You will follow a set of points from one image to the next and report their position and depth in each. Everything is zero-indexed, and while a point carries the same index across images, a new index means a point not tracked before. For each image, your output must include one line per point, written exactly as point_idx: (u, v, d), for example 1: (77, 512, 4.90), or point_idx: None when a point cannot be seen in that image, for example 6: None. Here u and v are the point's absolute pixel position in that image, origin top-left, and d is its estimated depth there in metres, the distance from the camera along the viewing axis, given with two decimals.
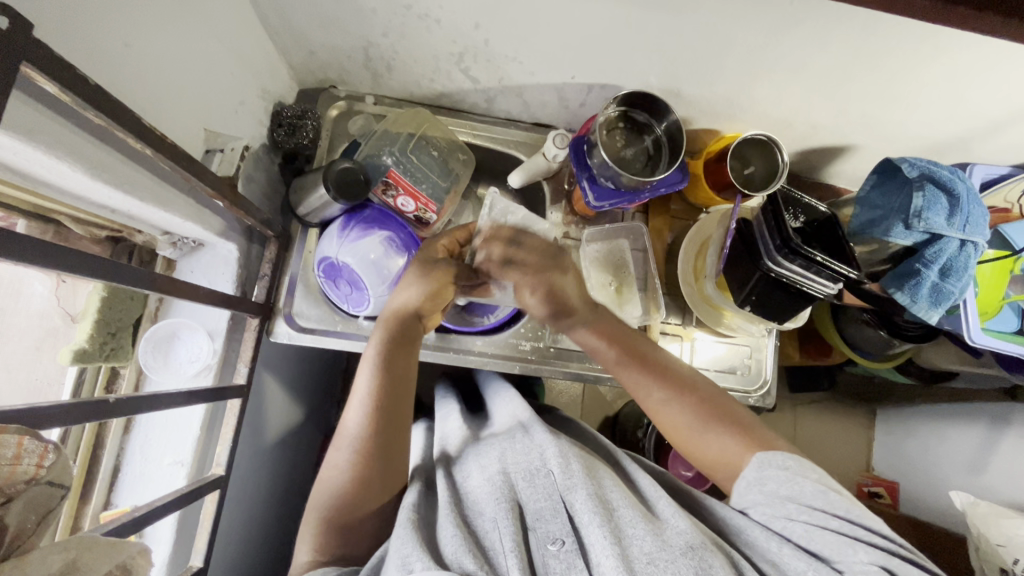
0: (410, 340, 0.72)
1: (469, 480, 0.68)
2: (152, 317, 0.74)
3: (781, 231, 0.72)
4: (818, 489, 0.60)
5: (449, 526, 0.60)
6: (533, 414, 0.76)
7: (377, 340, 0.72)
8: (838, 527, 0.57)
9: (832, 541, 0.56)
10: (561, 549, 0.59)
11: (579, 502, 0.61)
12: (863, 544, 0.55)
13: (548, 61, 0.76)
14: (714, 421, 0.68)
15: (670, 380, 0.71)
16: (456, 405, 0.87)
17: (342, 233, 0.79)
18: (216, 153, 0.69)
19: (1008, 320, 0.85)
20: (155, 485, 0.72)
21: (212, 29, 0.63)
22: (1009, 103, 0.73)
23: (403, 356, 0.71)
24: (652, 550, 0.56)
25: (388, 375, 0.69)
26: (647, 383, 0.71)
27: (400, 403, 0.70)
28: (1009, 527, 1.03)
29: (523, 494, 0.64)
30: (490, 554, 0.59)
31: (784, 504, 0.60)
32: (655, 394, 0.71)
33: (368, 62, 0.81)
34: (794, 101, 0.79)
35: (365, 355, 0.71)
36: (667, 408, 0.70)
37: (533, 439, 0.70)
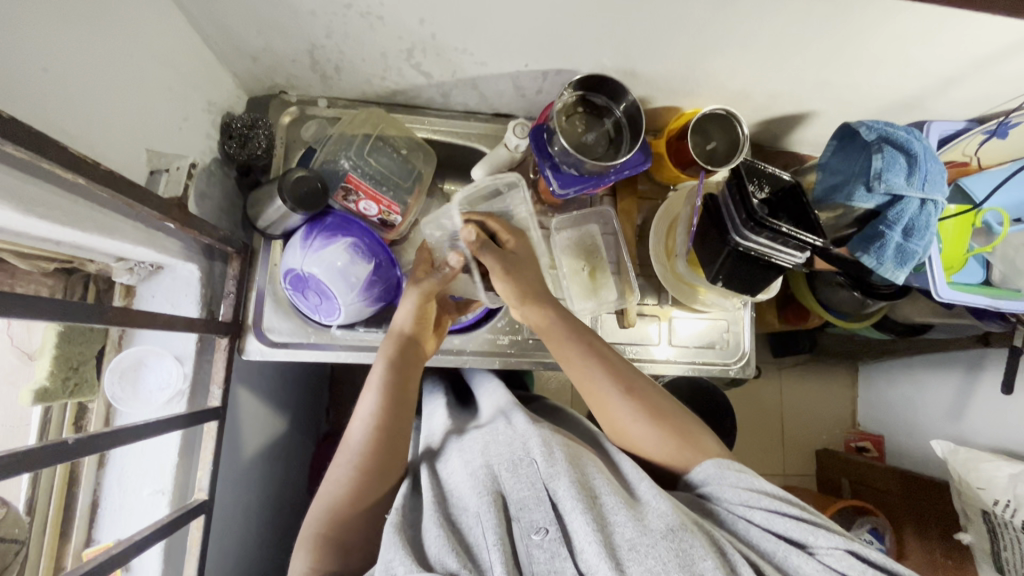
0: (413, 366, 0.76)
1: (453, 475, 0.67)
2: (116, 347, 0.71)
3: (745, 204, 0.72)
4: (768, 483, 0.65)
5: (432, 526, 0.59)
6: (512, 401, 0.78)
7: (381, 364, 0.74)
8: (796, 514, 0.61)
9: (796, 527, 0.60)
10: (544, 538, 0.58)
11: (562, 489, 0.60)
12: (823, 530, 0.59)
13: (498, 50, 0.74)
14: (658, 412, 0.71)
15: (621, 379, 0.72)
16: (441, 401, 0.86)
17: (306, 243, 0.77)
18: (161, 173, 0.65)
19: (975, 271, 0.90)
20: (137, 517, 0.70)
21: (141, 45, 0.60)
22: (961, 57, 0.73)
23: (404, 371, 0.74)
24: (633, 536, 0.56)
25: (393, 396, 0.72)
26: (597, 379, 0.72)
27: (399, 415, 0.71)
28: (987, 470, 1.06)
29: (507, 485, 0.63)
30: (474, 551, 0.58)
31: (745, 493, 0.63)
32: (612, 391, 0.72)
33: (315, 65, 0.78)
34: (750, 72, 0.78)
35: (371, 378, 0.73)
36: (621, 409, 0.72)
37: (517, 430, 0.70)
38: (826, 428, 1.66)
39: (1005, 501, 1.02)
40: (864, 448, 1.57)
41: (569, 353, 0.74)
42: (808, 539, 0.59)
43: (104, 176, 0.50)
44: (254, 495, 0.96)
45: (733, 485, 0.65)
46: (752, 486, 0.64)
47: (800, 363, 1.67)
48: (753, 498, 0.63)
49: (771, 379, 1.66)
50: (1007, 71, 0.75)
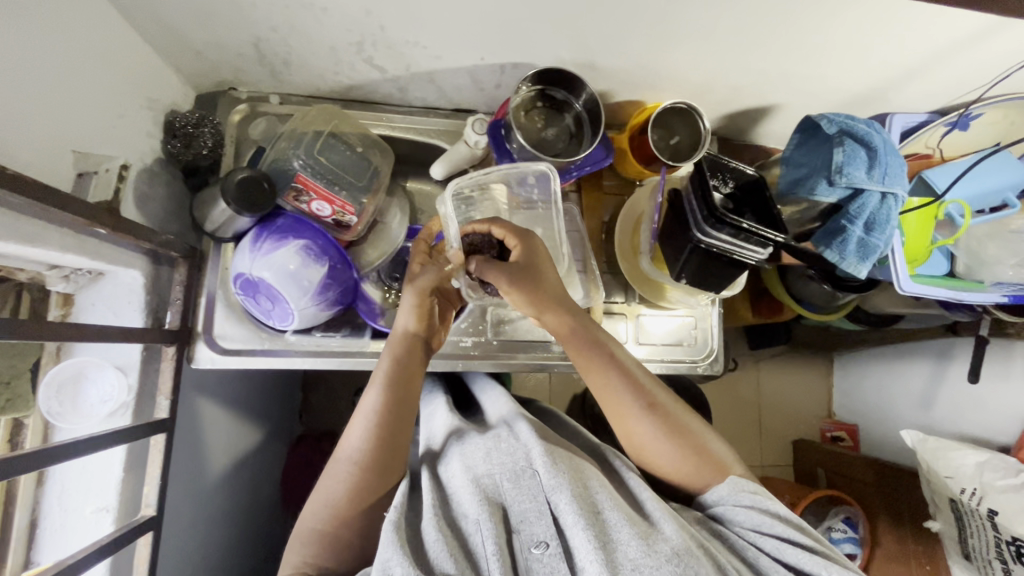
0: (419, 365, 0.73)
1: (454, 478, 0.66)
2: (53, 358, 0.68)
3: (706, 200, 0.71)
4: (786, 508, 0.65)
5: (432, 530, 0.58)
6: (516, 409, 0.77)
7: (386, 362, 0.71)
8: (809, 545, 0.61)
9: (808, 558, 0.59)
10: (545, 553, 0.58)
11: (563, 504, 0.60)
12: (836, 565, 0.58)
13: (453, 43, 0.72)
14: (680, 430, 0.69)
15: (646, 394, 0.70)
16: (441, 401, 0.84)
17: (254, 246, 0.74)
18: (92, 175, 0.61)
19: (939, 263, 0.91)
20: (81, 536, 0.67)
21: (64, 38, 0.57)
22: (921, 48, 0.72)
23: (411, 376, 0.71)
24: (636, 556, 0.56)
25: (400, 397, 0.69)
26: (617, 389, 0.70)
27: (403, 421, 0.69)
28: (955, 458, 1.07)
29: (509, 496, 0.62)
30: (474, 557, 0.58)
31: (759, 518, 0.63)
32: (633, 405, 0.69)
33: (263, 60, 0.75)
34: (711, 64, 0.77)
35: (375, 375, 0.70)
36: (642, 426, 0.69)
37: (520, 439, 0.68)
38: (802, 419, 1.67)
39: (972, 489, 1.04)
40: (839, 438, 1.59)
41: (592, 363, 0.70)
42: (819, 571, 0.58)
43: (16, 181, 0.47)
44: (216, 506, 0.93)
45: (745, 508, 0.65)
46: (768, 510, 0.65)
47: (776, 355, 1.68)
48: (765, 523, 0.63)
49: (748, 371, 1.67)
50: (966, 62, 0.75)
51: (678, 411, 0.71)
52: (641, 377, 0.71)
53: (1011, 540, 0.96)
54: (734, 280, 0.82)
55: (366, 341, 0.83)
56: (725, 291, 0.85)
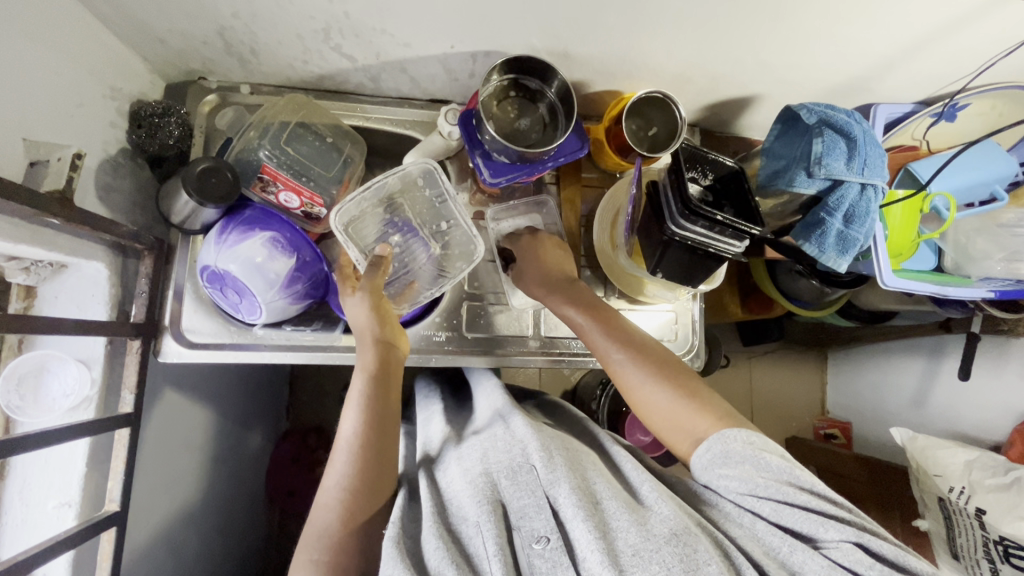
0: (392, 377, 0.71)
1: (453, 483, 0.65)
2: (14, 350, 0.67)
3: (681, 192, 0.69)
4: (782, 462, 0.60)
5: (432, 539, 0.57)
6: (509, 403, 0.78)
7: (359, 381, 0.69)
8: (806, 502, 0.58)
9: (805, 521, 0.57)
10: (546, 547, 0.56)
11: (562, 497, 0.59)
12: (834, 521, 0.56)
13: (420, 31, 0.70)
14: (671, 380, 0.68)
15: (634, 346, 0.71)
16: (438, 407, 0.86)
17: (220, 238, 0.72)
18: (44, 165, 0.59)
19: (927, 257, 0.90)
20: (43, 531, 0.66)
21: (14, 23, 0.55)
22: (902, 35, 0.70)
23: (388, 387, 0.70)
24: (636, 541, 0.55)
25: (375, 412, 0.67)
26: (607, 343, 0.72)
27: (387, 435, 0.67)
28: (944, 457, 1.07)
29: (507, 493, 0.62)
30: (474, 561, 0.56)
31: (752, 480, 0.59)
32: (613, 352, 0.71)
33: (229, 48, 0.74)
34: (687, 53, 0.75)
35: (350, 395, 0.68)
36: (630, 375, 0.70)
37: (515, 434, 0.69)
38: (795, 416, 1.66)
39: (960, 487, 1.03)
40: (832, 434, 1.55)
41: (588, 327, 0.74)
42: (819, 532, 0.56)
43: None
44: (193, 502, 0.92)
45: (740, 471, 0.60)
46: (763, 468, 0.59)
47: (768, 351, 1.66)
48: (761, 489, 0.59)
49: (740, 368, 1.65)
50: (951, 49, 0.73)
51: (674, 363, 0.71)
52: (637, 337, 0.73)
53: (997, 539, 0.94)
54: (710, 275, 0.80)
55: (337, 336, 0.82)
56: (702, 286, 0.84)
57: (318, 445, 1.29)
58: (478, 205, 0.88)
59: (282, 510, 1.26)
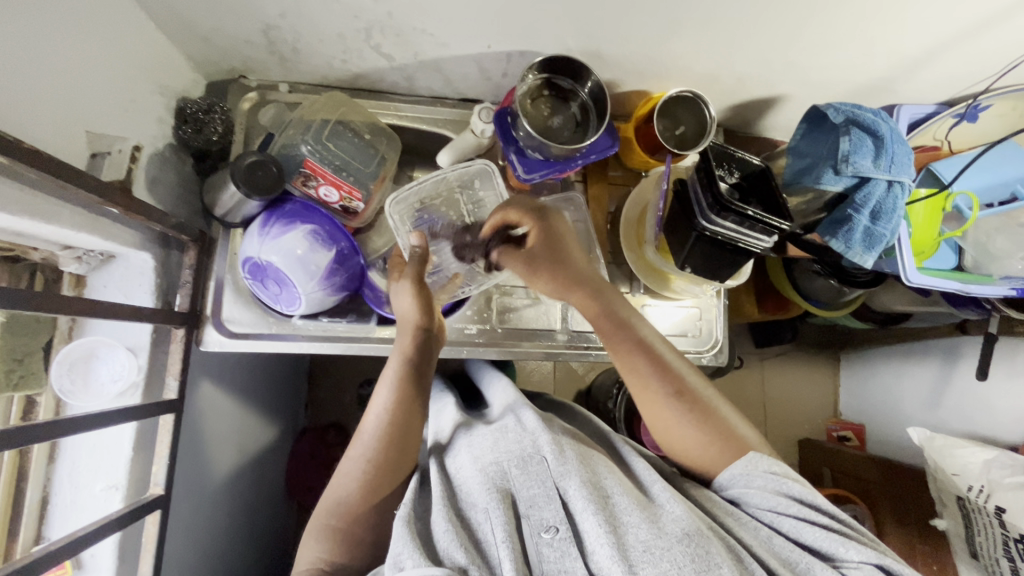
0: (424, 364, 0.74)
1: (461, 470, 0.67)
2: (65, 338, 0.69)
3: (712, 187, 0.71)
4: (805, 488, 0.64)
5: (442, 521, 0.58)
6: (521, 398, 0.78)
7: (394, 363, 0.72)
8: (828, 524, 0.61)
9: (824, 538, 0.59)
10: (555, 537, 0.58)
11: (572, 489, 0.60)
12: (855, 543, 0.58)
13: (459, 31, 0.72)
14: (706, 414, 0.69)
15: (669, 376, 0.70)
16: (451, 398, 0.86)
17: (263, 230, 0.75)
18: (104, 156, 0.63)
19: (947, 255, 0.90)
20: (88, 513, 0.69)
21: (81, 21, 0.58)
22: (929, 37, 0.72)
23: (420, 375, 0.73)
24: (647, 538, 0.56)
25: (406, 394, 0.71)
26: (644, 371, 0.70)
27: (414, 419, 0.71)
28: (962, 455, 1.06)
29: (516, 483, 0.62)
30: (483, 547, 0.57)
31: (774, 498, 0.63)
32: (664, 393, 0.69)
33: (272, 47, 0.76)
34: (717, 54, 0.77)
35: (384, 376, 0.72)
36: (670, 411, 0.69)
37: (526, 427, 0.69)
38: (807, 418, 1.66)
39: (978, 486, 1.02)
40: (845, 437, 1.55)
41: (621, 349, 0.72)
42: (836, 550, 0.58)
43: (32, 155, 0.48)
44: (223, 491, 0.94)
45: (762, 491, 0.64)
46: (786, 492, 0.63)
47: (781, 352, 1.67)
48: (785, 505, 0.62)
49: (753, 369, 1.66)
50: (974, 50, 0.75)
51: (703, 392, 0.71)
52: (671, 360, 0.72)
53: (1018, 537, 0.93)
54: (737, 270, 0.82)
55: (372, 327, 0.84)
56: (729, 282, 0.86)
57: (337, 441, 1.31)
58: None
59: (300, 504, 1.28)
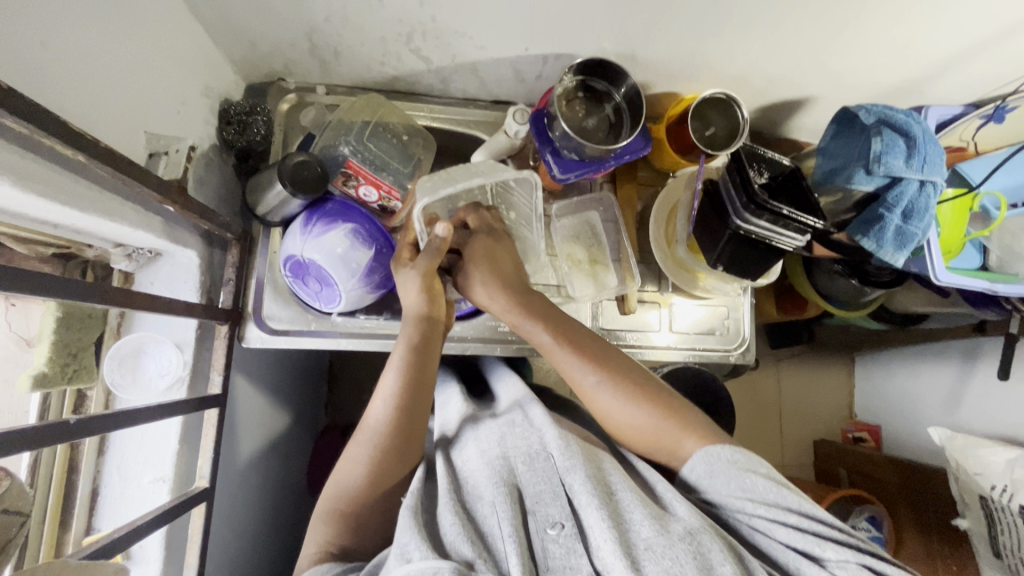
0: (431, 350, 0.73)
1: (468, 462, 0.67)
2: (114, 334, 0.71)
3: (746, 187, 0.72)
4: (771, 483, 0.61)
5: (449, 514, 0.59)
6: (529, 393, 0.78)
7: (400, 348, 0.72)
8: (799, 522, 0.58)
9: (798, 539, 0.57)
10: (561, 533, 0.59)
11: (577, 484, 0.61)
12: (831, 541, 0.56)
13: (499, 34, 0.74)
14: (646, 401, 0.70)
15: (601, 369, 0.71)
16: (456, 389, 0.86)
17: (305, 229, 0.76)
18: (161, 155, 0.65)
19: (971, 256, 0.90)
20: (137, 504, 0.70)
21: (142, 25, 0.60)
22: (961, 39, 0.73)
23: (427, 358, 0.72)
24: (649, 536, 0.56)
25: (412, 380, 0.70)
26: (578, 368, 0.72)
27: (422, 402, 0.69)
28: (985, 455, 1.06)
29: (523, 478, 0.64)
30: (490, 540, 0.58)
31: (740, 501, 0.60)
32: (587, 378, 0.71)
33: (314, 50, 0.78)
34: (750, 56, 0.78)
35: (391, 360, 0.71)
36: (609, 405, 0.71)
37: (533, 422, 0.70)
38: (823, 418, 1.66)
39: (1002, 485, 1.01)
40: (861, 438, 1.55)
41: (553, 349, 0.74)
42: (814, 550, 0.56)
43: (104, 153, 0.49)
44: (256, 487, 0.95)
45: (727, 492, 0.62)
46: (750, 491, 0.61)
47: (798, 353, 1.68)
48: (752, 507, 0.59)
49: (769, 370, 1.66)
50: (1005, 52, 0.76)
51: (640, 380, 0.72)
52: (603, 355, 0.73)
53: None
54: (769, 269, 0.83)
55: None
56: (760, 280, 0.87)
57: None
58: (540, 202, 0.93)
59: None
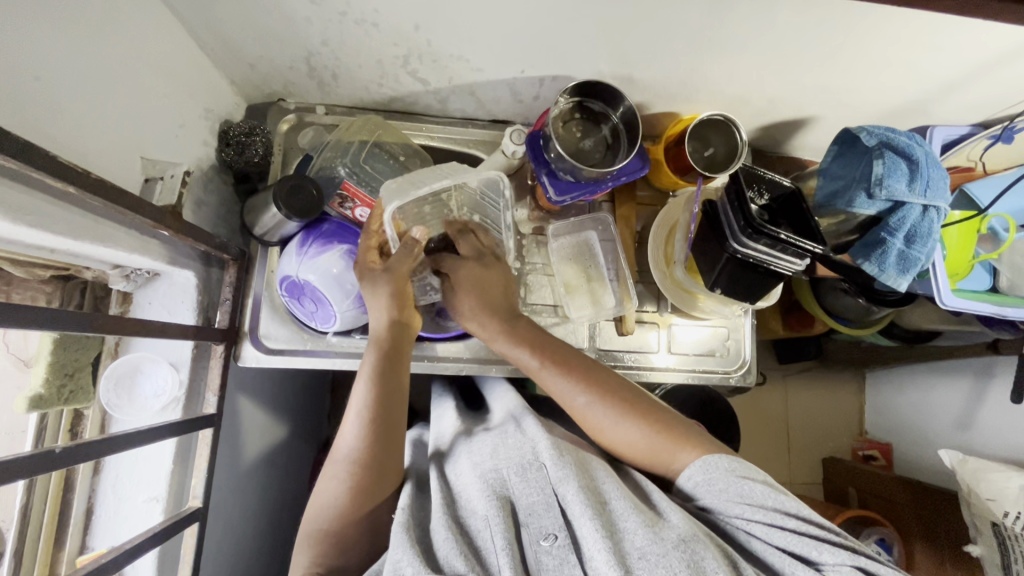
0: (401, 354, 0.73)
1: (461, 477, 0.67)
2: (112, 354, 0.72)
3: (743, 211, 0.71)
4: (767, 487, 0.60)
5: (441, 529, 0.59)
6: (523, 406, 0.78)
7: (370, 356, 0.71)
8: (796, 526, 0.57)
9: (797, 541, 0.56)
10: (553, 545, 0.58)
11: (570, 494, 0.60)
12: (828, 544, 0.55)
13: (494, 57, 0.74)
14: (641, 416, 0.69)
15: (585, 382, 0.72)
16: (451, 404, 0.85)
17: (301, 250, 0.78)
18: (157, 181, 0.66)
19: (981, 278, 0.87)
20: (131, 524, 0.70)
21: (141, 53, 0.61)
22: (963, 61, 0.72)
23: (397, 368, 0.71)
24: (644, 544, 0.55)
25: (381, 386, 0.69)
26: (569, 389, 0.72)
27: (394, 413, 0.69)
28: (997, 480, 1.02)
29: (516, 490, 0.63)
30: (482, 554, 0.57)
31: (739, 505, 0.59)
32: (577, 400, 0.71)
33: (312, 73, 0.79)
34: (749, 78, 0.78)
35: (361, 369, 0.71)
36: (601, 420, 0.70)
37: (527, 435, 0.69)
38: (832, 435, 1.62)
39: (1015, 513, 0.98)
40: (872, 456, 1.52)
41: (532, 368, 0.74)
42: (812, 553, 0.55)
43: (94, 184, 0.50)
44: (253, 504, 0.94)
45: (722, 494, 0.61)
46: (749, 496, 0.59)
47: (807, 369, 1.64)
48: (750, 510, 0.58)
49: (776, 386, 1.64)
50: (1013, 73, 0.74)
51: (623, 391, 0.72)
52: (583, 366, 0.73)
53: None
54: (769, 292, 0.82)
55: None
56: (760, 302, 0.85)
57: None
58: (537, 221, 0.92)
59: None
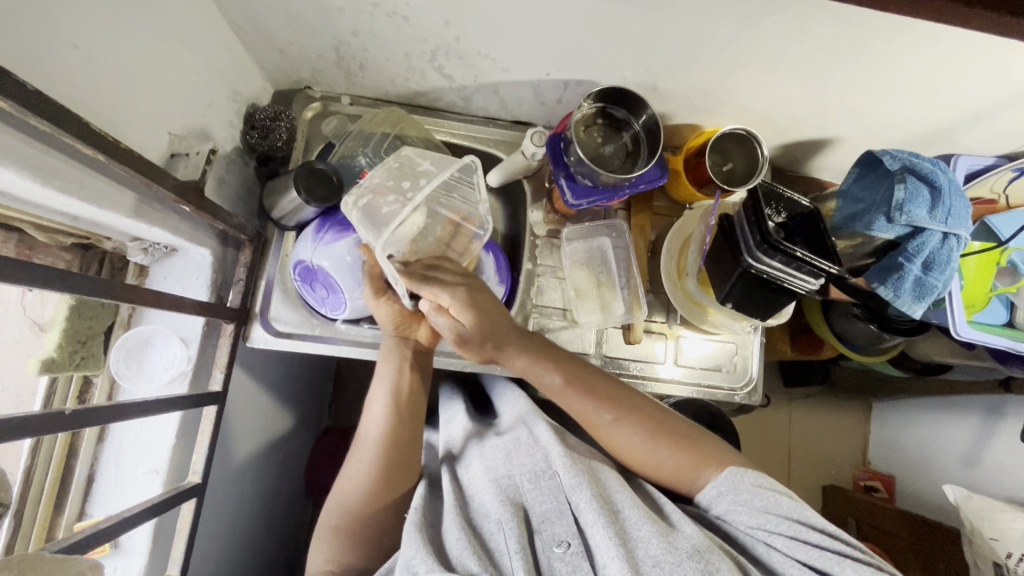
0: (420, 366, 0.76)
1: (474, 480, 0.66)
2: (124, 325, 0.73)
3: (761, 227, 0.70)
4: (791, 502, 0.60)
5: (455, 528, 0.59)
6: (534, 410, 0.77)
7: (387, 363, 0.74)
8: (818, 540, 0.57)
9: (818, 555, 0.55)
10: (566, 551, 0.58)
11: (583, 502, 0.60)
12: (850, 561, 0.55)
13: (521, 57, 0.75)
14: (667, 438, 0.68)
15: (611, 405, 0.69)
16: (461, 406, 0.83)
17: (317, 236, 0.78)
18: (182, 157, 0.66)
19: (997, 311, 0.84)
20: (130, 494, 0.71)
21: (176, 31, 0.62)
22: (991, 92, 0.71)
23: (412, 377, 0.75)
24: (657, 553, 0.55)
25: (403, 395, 0.73)
26: (593, 408, 0.69)
27: (411, 419, 0.73)
28: (1002, 520, 0.99)
29: (529, 497, 0.63)
30: (495, 556, 0.57)
31: (761, 514, 0.59)
32: (603, 418, 0.69)
33: (340, 62, 0.80)
34: (774, 94, 0.77)
35: (379, 376, 0.74)
36: (626, 441, 0.69)
37: (538, 440, 0.69)
38: (834, 464, 1.60)
39: (1020, 554, 0.94)
40: (873, 487, 1.49)
41: (565, 391, 0.70)
42: (832, 569, 0.54)
43: (120, 152, 0.51)
44: (250, 486, 0.94)
45: (747, 503, 0.61)
46: (772, 508, 0.60)
47: (812, 394, 1.63)
48: (772, 522, 0.59)
49: (781, 408, 1.62)
50: None
51: (649, 411, 0.70)
52: (608, 388, 0.71)
53: None
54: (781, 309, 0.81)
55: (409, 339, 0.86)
56: (771, 320, 0.84)
57: None
58: (552, 224, 0.92)
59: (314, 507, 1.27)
